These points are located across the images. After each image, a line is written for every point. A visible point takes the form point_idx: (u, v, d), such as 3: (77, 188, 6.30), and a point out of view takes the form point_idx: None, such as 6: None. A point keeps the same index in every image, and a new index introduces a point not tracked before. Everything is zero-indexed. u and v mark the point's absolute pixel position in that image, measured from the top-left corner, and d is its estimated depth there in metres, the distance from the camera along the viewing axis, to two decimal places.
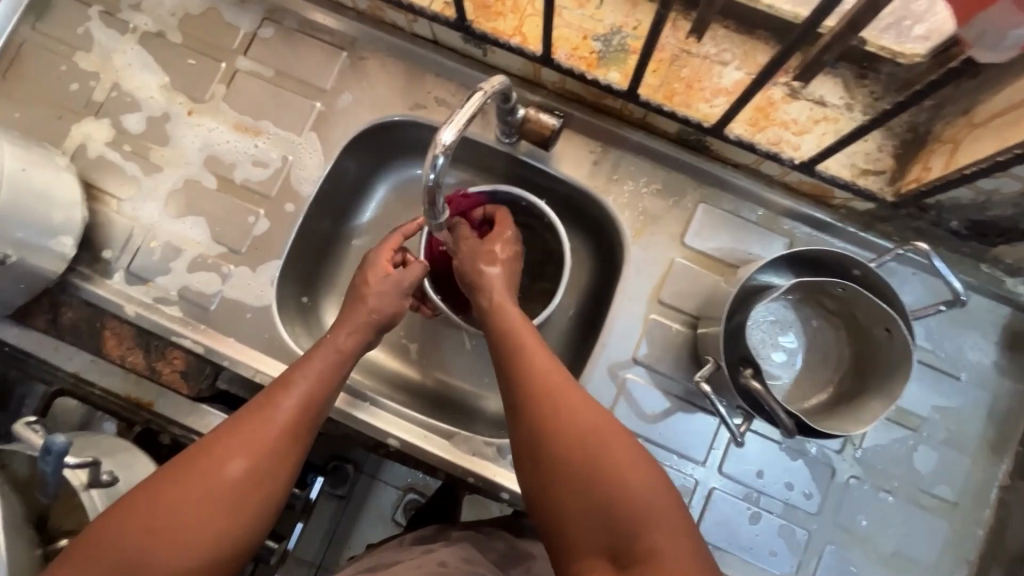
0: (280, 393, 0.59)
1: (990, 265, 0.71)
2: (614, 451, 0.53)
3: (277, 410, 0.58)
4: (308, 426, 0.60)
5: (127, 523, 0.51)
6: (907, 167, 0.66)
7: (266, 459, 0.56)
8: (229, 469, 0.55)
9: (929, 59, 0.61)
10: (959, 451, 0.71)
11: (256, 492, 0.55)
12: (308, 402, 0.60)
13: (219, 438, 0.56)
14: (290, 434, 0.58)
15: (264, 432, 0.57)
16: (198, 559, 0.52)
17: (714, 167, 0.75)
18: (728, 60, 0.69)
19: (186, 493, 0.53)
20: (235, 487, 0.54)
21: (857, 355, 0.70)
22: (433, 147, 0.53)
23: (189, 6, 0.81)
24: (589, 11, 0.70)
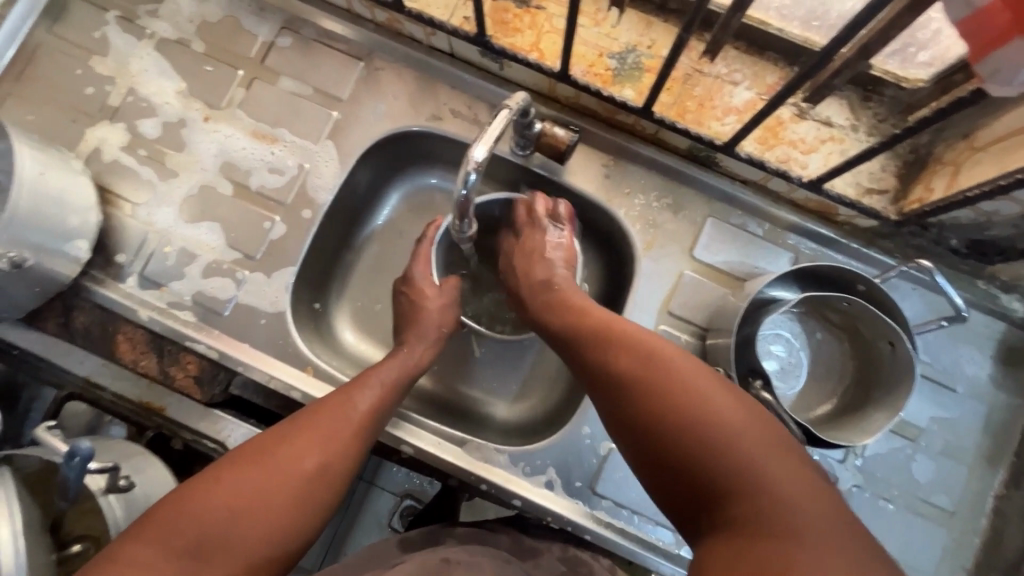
0: (358, 394, 0.63)
1: (986, 282, 0.74)
2: (709, 395, 0.49)
3: (354, 408, 0.62)
4: (375, 426, 0.63)
5: (204, 500, 0.51)
6: (910, 187, 0.69)
7: (340, 451, 0.59)
8: (307, 455, 0.56)
9: (930, 84, 0.64)
10: (956, 462, 0.73)
11: (328, 484, 0.57)
12: (379, 406, 0.64)
13: (300, 428, 0.58)
14: (362, 431, 0.61)
15: (342, 425, 0.60)
16: (268, 541, 0.52)
17: (723, 183, 0.77)
18: (739, 80, 0.71)
19: (268, 476, 0.54)
20: (313, 476, 0.56)
21: (859, 368, 0.72)
22: (466, 164, 0.55)
23: (208, 14, 0.82)
24: (605, 29, 0.72)
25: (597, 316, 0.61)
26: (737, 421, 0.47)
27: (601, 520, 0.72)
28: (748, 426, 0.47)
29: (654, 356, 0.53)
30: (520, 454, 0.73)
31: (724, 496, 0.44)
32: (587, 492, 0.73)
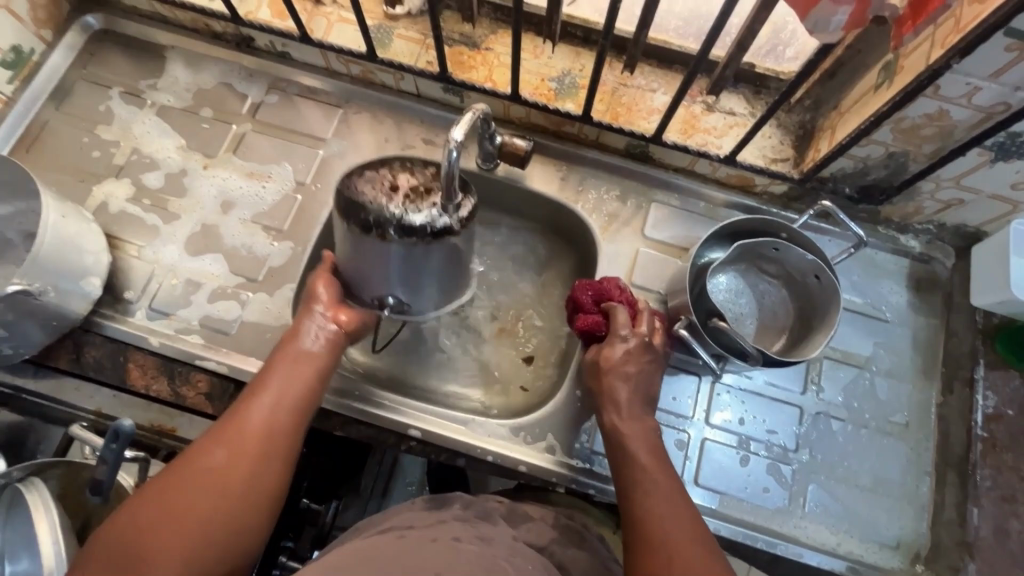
0: (251, 392, 0.66)
1: (885, 226, 0.88)
2: (654, 471, 0.64)
3: (249, 407, 0.65)
4: (279, 421, 0.65)
5: (133, 516, 0.56)
6: (805, 152, 0.84)
7: (249, 463, 0.61)
8: (217, 470, 0.60)
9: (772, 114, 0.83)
10: (897, 379, 0.84)
11: (241, 481, 0.60)
12: (279, 398, 0.66)
13: (205, 437, 0.62)
14: (259, 433, 0.63)
15: (240, 430, 0.63)
16: (198, 542, 0.56)
17: (659, 172, 0.91)
18: (656, 88, 0.88)
19: (180, 487, 0.58)
20: (218, 480, 0.60)
21: (799, 307, 0.84)
22: (448, 143, 0.63)
23: (203, 82, 0.95)
24: (544, 60, 0.89)
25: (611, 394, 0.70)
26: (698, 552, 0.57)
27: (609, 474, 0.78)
28: (687, 520, 0.60)
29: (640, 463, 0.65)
30: (521, 424, 0.79)
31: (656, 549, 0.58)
32: (586, 450, 0.79)
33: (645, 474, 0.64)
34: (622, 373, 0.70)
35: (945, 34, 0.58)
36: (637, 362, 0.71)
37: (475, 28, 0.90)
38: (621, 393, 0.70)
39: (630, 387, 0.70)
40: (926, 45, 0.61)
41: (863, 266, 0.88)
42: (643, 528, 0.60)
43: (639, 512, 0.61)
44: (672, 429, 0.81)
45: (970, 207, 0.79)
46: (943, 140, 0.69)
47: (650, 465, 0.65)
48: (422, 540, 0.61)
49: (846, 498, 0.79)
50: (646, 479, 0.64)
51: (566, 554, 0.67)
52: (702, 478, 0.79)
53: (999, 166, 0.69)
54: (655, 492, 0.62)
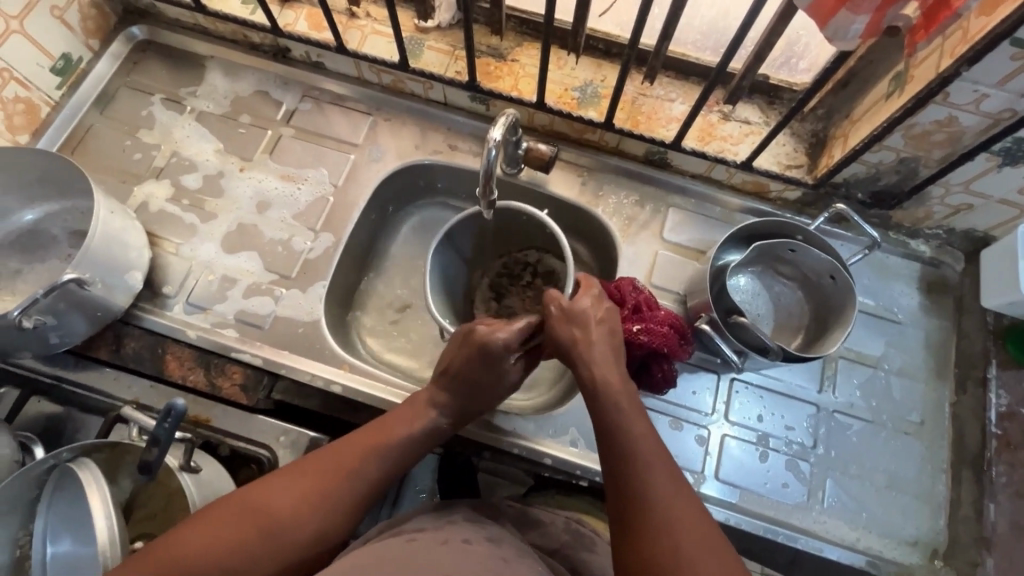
0: (362, 465, 0.62)
1: (896, 231, 0.92)
2: (652, 452, 0.57)
3: (352, 482, 0.61)
4: (368, 501, 0.62)
5: (201, 552, 0.53)
6: (818, 159, 0.88)
7: (325, 537, 0.59)
8: (297, 538, 0.57)
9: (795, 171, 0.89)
10: (912, 378, 0.86)
11: (311, 552, 0.58)
12: (380, 480, 0.63)
13: (299, 491, 0.59)
14: (346, 511, 0.60)
15: (331, 502, 0.59)
16: None
17: (677, 178, 0.95)
18: (674, 98, 0.92)
19: (255, 541, 0.55)
20: (294, 547, 0.57)
21: (815, 308, 0.87)
22: (487, 143, 0.68)
23: (241, 90, 1.00)
24: (567, 71, 0.93)
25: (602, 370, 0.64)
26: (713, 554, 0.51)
27: None
28: (689, 511, 0.54)
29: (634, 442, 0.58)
30: (544, 418, 0.81)
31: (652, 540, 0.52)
32: None
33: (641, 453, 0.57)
34: (597, 316, 0.68)
35: (954, 44, 0.61)
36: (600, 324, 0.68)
37: (502, 40, 0.95)
38: (600, 353, 0.66)
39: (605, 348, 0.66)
40: (936, 54, 0.64)
41: (875, 269, 0.91)
42: (643, 512, 0.54)
43: (644, 512, 0.54)
44: (692, 425, 0.83)
45: (979, 212, 0.82)
46: (952, 145, 0.72)
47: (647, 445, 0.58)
48: (432, 540, 0.62)
49: (863, 495, 0.80)
50: (642, 458, 0.57)
51: (579, 558, 0.69)
52: (723, 473, 0.81)
53: (1007, 171, 0.72)
54: (648, 469, 0.56)
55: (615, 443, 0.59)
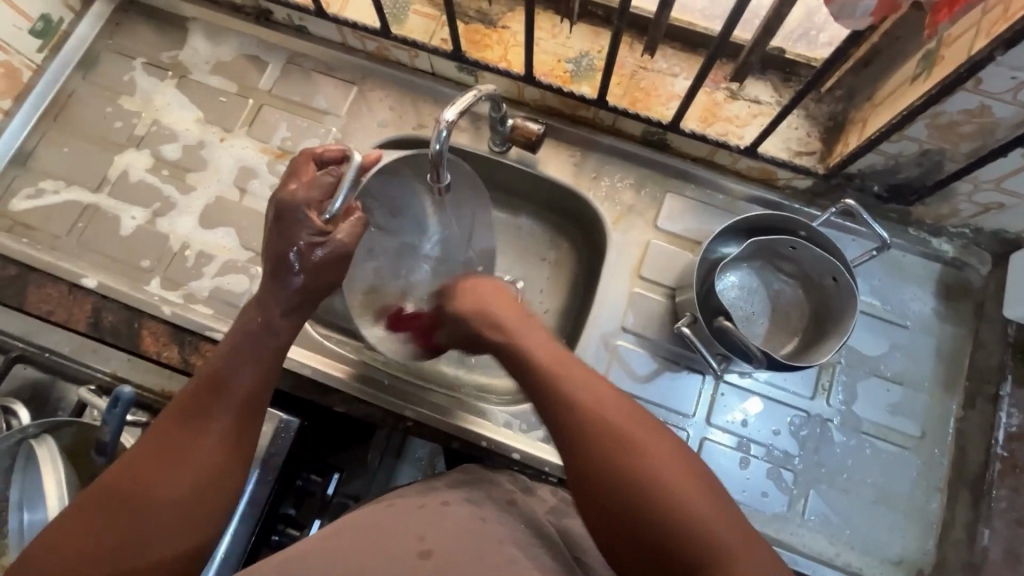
0: (232, 358, 0.62)
1: (916, 228, 0.83)
2: (616, 411, 0.56)
3: (230, 374, 0.61)
4: (261, 388, 0.63)
5: (115, 494, 0.52)
6: (832, 146, 0.80)
7: (233, 428, 0.59)
8: (198, 442, 0.56)
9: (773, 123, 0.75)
10: (915, 389, 0.80)
11: (226, 450, 0.58)
12: (258, 368, 0.63)
13: (184, 402, 0.59)
14: (241, 403, 0.60)
15: (218, 397, 0.59)
16: (189, 505, 0.54)
17: (676, 161, 0.88)
18: (677, 73, 0.84)
19: (164, 465, 0.54)
20: (204, 450, 0.56)
21: (815, 308, 0.81)
22: (438, 125, 0.64)
23: (222, 55, 0.96)
24: (561, 40, 0.86)
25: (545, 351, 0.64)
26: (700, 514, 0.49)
27: None
28: (661, 444, 0.53)
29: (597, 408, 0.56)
30: (518, 411, 0.80)
31: (648, 480, 0.51)
32: None
33: (602, 417, 0.55)
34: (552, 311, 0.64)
35: (991, 22, 0.53)
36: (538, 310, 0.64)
37: (492, 5, 0.89)
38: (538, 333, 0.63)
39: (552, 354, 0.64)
40: (971, 33, 0.56)
41: (889, 269, 0.84)
42: (628, 458, 0.52)
43: (619, 460, 0.52)
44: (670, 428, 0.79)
45: (1010, 212, 0.73)
46: (984, 138, 0.63)
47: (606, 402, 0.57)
48: None
49: (849, 511, 0.76)
50: (606, 415, 0.55)
51: None
52: None
53: None
54: (601, 420, 0.55)
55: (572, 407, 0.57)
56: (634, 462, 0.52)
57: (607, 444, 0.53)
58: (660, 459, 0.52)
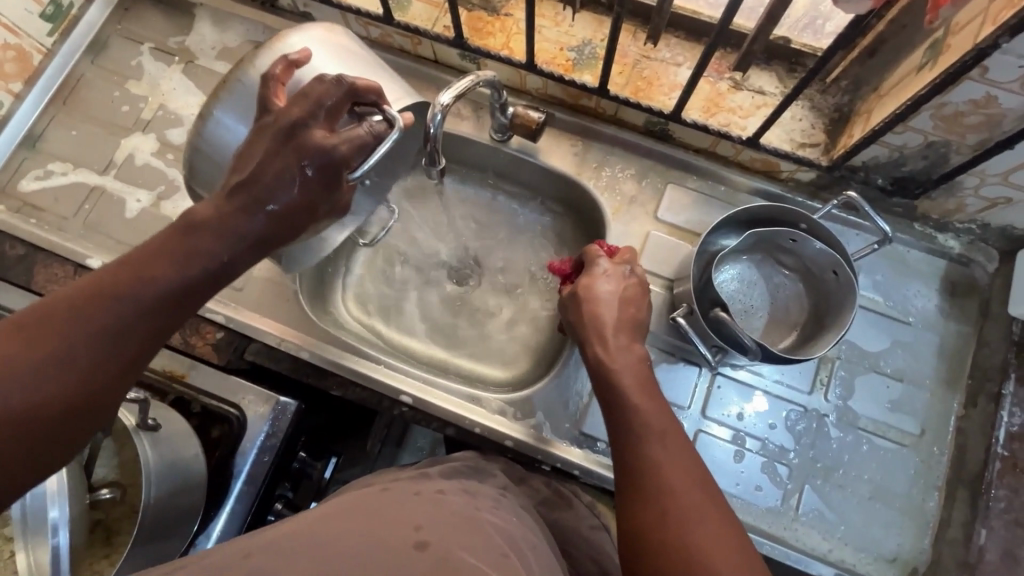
0: (195, 235, 0.51)
1: (922, 223, 0.82)
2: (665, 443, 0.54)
3: (185, 252, 0.50)
4: (210, 275, 0.52)
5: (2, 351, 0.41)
6: (837, 138, 0.79)
7: (163, 311, 0.49)
8: (121, 313, 0.46)
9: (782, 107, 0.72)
10: (916, 386, 0.79)
11: (151, 333, 0.48)
12: (216, 253, 0.52)
13: (122, 264, 0.48)
14: (180, 283, 0.49)
15: (159, 271, 0.49)
16: (81, 389, 0.44)
17: (678, 151, 0.87)
18: (681, 62, 0.83)
19: (73, 330, 0.44)
20: (127, 322, 0.46)
21: (815, 302, 0.80)
22: (434, 108, 0.66)
23: (228, 41, 0.96)
24: (564, 28, 0.85)
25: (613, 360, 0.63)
26: (723, 539, 0.46)
27: (596, 460, 0.78)
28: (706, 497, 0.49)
29: (648, 439, 0.54)
30: (512, 399, 0.80)
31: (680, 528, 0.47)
32: (575, 433, 0.79)
33: (649, 450, 0.54)
34: (623, 295, 0.68)
35: (997, 9, 0.51)
36: (612, 285, 0.69)
37: None
38: (607, 318, 0.66)
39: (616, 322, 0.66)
40: (978, 21, 0.54)
41: (893, 265, 0.83)
42: (664, 496, 0.50)
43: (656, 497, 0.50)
44: None
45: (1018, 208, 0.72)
46: (990, 130, 0.62)
47: (659, 432, 0.55)
48: None
49: (844, 507, 0.76)
50: (653, 447, 0.54)
51: None
52: None
53: None
54: (647, 452, 0.53)
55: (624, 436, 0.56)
56: (672, 502, 0.49)
57: (648, 478, 0.52)
58: (698, 510, 0.48)
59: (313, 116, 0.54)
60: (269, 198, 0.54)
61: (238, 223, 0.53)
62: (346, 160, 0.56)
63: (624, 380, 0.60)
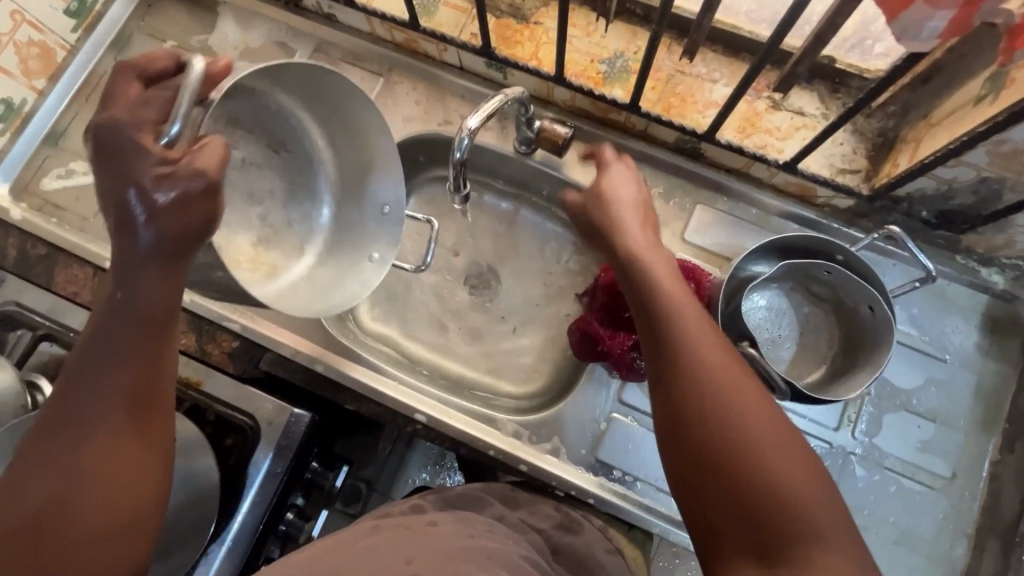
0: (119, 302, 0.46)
1: (965, 256, 0.78)
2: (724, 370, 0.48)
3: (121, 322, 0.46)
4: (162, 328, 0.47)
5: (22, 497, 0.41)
6: (880, 165, 0.75)
7: (140, 383, 0.45)
8: (99, 412, 0.43)
9: (825, 134, 0.69)
10: (950, 427, 0.76)
11: (143, 412, 0.45)
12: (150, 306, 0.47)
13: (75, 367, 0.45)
14: (139, 355, 0.45)
15: (112, 354, 0.45)
16: (112, 491, 0.43)
17: (709, 171, 0.83)
18: (717, 78, 0.79)
19: (66, 448, 0.42)
20: (113, 415, 0.44)
21: (846, 336, 0.76)
22: (462, 132, 0.66)
23: (250, 41, 0.95)
24: (595, 39, 0.82)
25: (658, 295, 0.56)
26: (792, 460, 0.43)
27: (611, 488, 0.76)
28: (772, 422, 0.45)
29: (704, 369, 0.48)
30: (528, 422, 0.78)
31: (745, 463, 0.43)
32: (591, 459, 0.77)
33: (713, 379, 0.47)
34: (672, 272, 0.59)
35: None
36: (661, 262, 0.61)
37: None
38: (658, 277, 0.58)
39: (675, 281, 0.58)
40: None
41: (930, 298, 0.79)
42: (725, 425, 0.45)
43: (716, 423, 0.45)
44: None
45: None
46: None
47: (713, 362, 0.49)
48: None
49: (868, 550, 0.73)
50: (717, 380, 0.47)
51: None
52: None
53: None
54: (706, 380, 0.47)
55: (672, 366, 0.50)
56: (736, 429, 0.44)
57: (701, 403, 0.46)
58: (765, 430, 0.44)
59: (122, 134, 0.47)
60: (143, 237, 0.47)
61: (142, 266, 0.47)
62: (200, 168, 0.47)
63: (680, 317, 0.53)
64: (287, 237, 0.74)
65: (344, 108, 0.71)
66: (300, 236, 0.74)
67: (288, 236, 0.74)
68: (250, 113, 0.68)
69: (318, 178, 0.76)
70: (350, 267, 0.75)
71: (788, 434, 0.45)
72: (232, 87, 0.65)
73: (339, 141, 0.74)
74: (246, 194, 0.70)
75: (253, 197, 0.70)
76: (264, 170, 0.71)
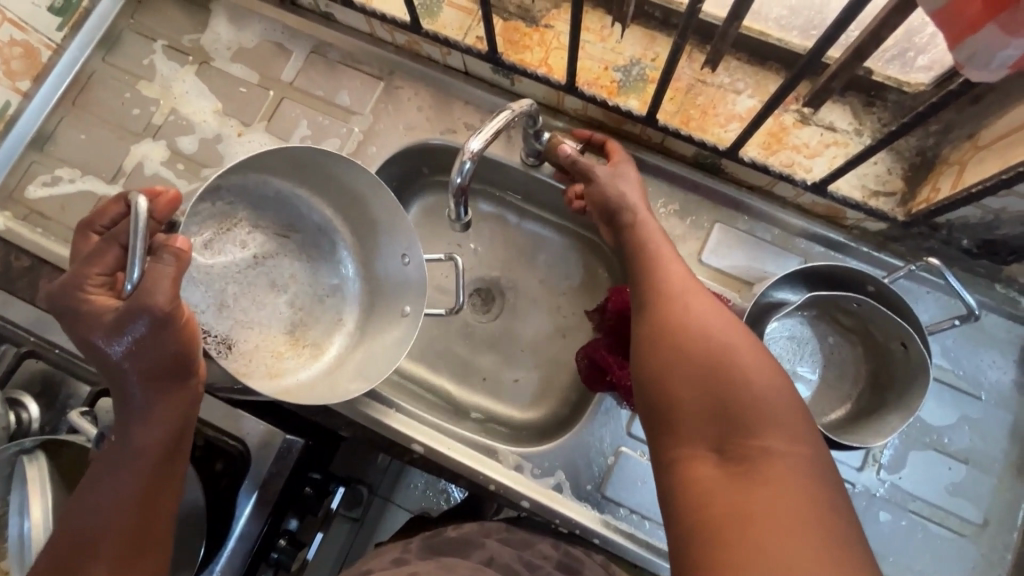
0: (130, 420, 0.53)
1: (1005, 285, 0.73)
2: (741, 345, 0.50)
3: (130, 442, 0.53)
4: (173, 446, 0.55)
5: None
6: (918, 188, 0.69)
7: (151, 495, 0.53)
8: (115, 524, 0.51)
9: (860, 157, 0.63)
10: (983, 469, 0.71)
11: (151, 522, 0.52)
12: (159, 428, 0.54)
13: (92, 482, 0.52)
14: (151, 471, 0.53)
15: (129, 470, 0.52)
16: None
17: (729, 188, 0.78)
18: (741, 89, 0.74)
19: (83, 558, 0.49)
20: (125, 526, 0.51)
21: (874, 371, 0.71)
22: (463, 155, 0.64)
23: (244, 40, 0.89)
24: (610, 45, 0.76)
25: (675, 279, 0.58)
26: (795, 431, 0.45)
27: (617, 527, 0.71)
28: (782, 400, 0.47)
29: (719, 342, 0.50)
30: (531, 454, 0.74)
31: (754, 427, 0.45)
32: (597, 495, 0.73)
33: (729, 354, 0.49)
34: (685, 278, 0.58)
35: None
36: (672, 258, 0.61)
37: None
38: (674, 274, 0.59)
39: (688, 276, 0.59)
40: None
41: (966, 329, 0.73)
42: (736, 391, 0.47)
43: (728, 387, 0.47)
44: None
45: None
46: None
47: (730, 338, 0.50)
48: None
49: None
50: (736, 359, 0.49)
51: None
52: None
53: None
54: (718, 354, 0.49)
55: (681, 338, 0.51)
56: (745, 400, 0.46)
57: (710, 374, 0.48)
58: (774, 405, 0.46)
59: (74, 299, 0.53)
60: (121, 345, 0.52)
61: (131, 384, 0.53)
62: (146, 304, 0.52)
63: (690, 301, 0.55)
64: (321, 314, 0.77)
65: (326, 166, 0.73)
66: (333, 311, 0.77)
67: (322, 312, 0.77)
68: (243, 209, 0.74)
69: (336, 243, 0.79)
70: (386, 323, 0.75)
71: (794, 410, 0.46)
72: (212, 189, 0.71)
73: (342, 207, 0.77)
74: (271, 284, 0.75)
75: (277, 285, 0.75)
76: (278, 257, 0.76)
